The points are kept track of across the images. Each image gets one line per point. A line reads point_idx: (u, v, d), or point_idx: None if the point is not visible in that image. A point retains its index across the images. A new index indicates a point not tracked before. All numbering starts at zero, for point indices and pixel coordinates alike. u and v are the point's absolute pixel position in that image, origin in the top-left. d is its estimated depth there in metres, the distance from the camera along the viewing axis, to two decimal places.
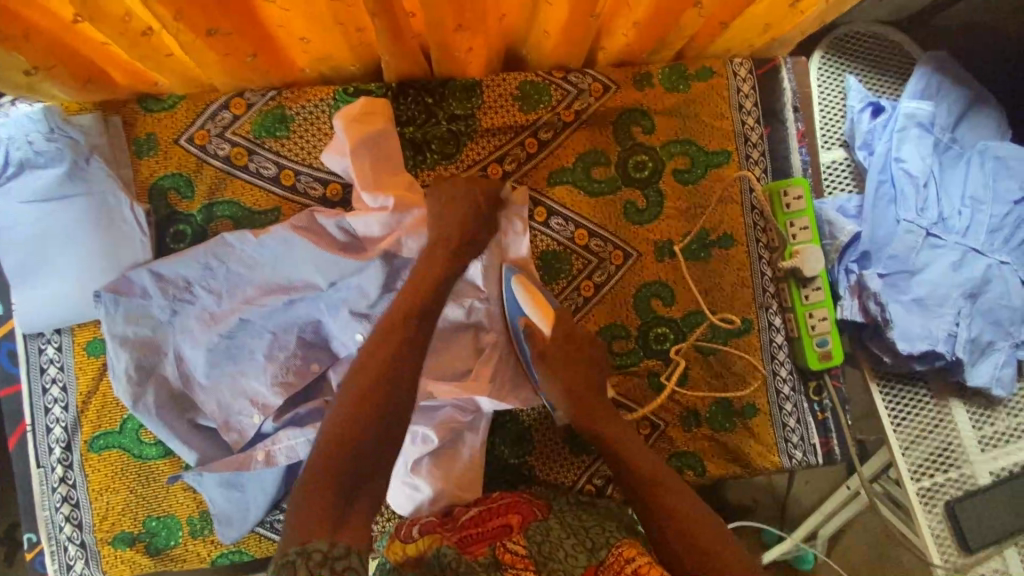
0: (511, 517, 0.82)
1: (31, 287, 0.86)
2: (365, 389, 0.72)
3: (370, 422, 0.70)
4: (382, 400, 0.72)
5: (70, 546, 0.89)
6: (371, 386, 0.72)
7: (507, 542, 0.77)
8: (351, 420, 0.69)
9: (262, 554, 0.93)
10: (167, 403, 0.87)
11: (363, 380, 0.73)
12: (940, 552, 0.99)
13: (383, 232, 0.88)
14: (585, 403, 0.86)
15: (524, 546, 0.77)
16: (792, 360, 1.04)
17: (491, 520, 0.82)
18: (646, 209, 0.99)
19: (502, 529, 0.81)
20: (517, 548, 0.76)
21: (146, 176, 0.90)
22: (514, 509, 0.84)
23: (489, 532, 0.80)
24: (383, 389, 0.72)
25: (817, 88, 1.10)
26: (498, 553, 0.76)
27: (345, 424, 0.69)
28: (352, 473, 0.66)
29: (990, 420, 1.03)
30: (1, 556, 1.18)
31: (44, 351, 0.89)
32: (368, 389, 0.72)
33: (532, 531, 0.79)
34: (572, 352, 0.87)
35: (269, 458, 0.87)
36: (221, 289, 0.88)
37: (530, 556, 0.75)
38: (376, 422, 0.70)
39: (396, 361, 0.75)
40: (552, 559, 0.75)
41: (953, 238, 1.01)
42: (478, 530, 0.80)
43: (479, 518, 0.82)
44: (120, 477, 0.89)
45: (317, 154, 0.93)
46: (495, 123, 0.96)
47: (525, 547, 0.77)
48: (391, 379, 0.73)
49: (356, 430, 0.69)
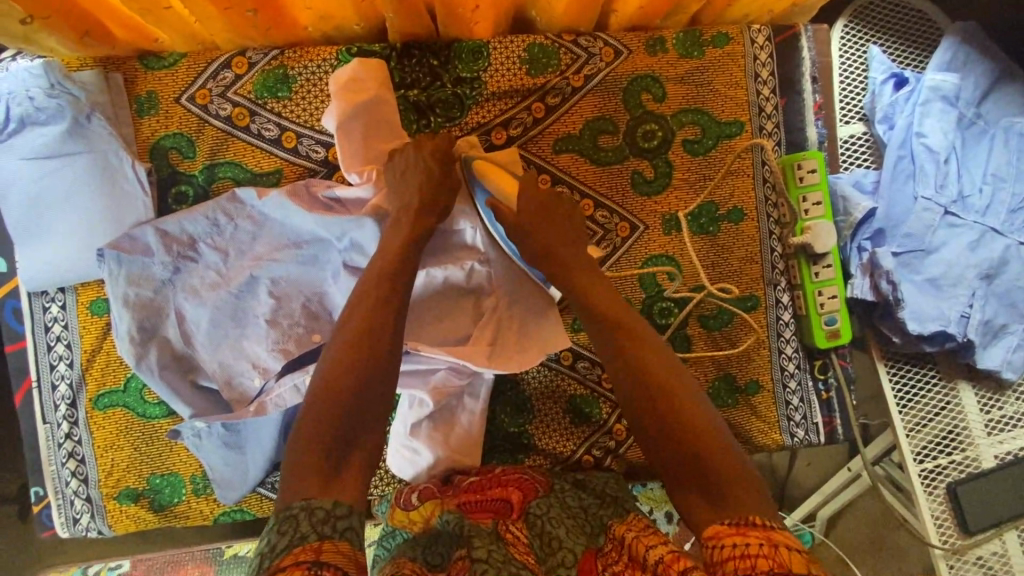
0: (512, 493, 0.83)
1: (35, 246, 0.87)
2: (349, 348, 0.71)
3: (354, 378, 0.69)
4: (364, 362, 0.70)
5: (76, 500, 0.91)
6: (351, 353, 0.71)
7: (509, 523, 0.77)
8: (330, 386, 0.68)
9: (263, 514, 0.95)
10: (170, 365, 0.87)
11: (344, 345, 0.71)
12: (939, 533, 0.99)
13: (369, 194, 0.88)
14: (627, 328, 0.77)
15: (526, 535, 0.75)
16: (799, 338, 1.02)
17: (489, 491, 0.83)
18: (655, 179, 0.97)
19: (502, 504, 0.81)
20: (519, 531, 0.75)
21: (147, 136, 0.89)
22: (517, 486, 0.84)
23: (491, 505, 0.81)
24: (366, 354, 0.71)
25: (838, 57, 1.05)
26: (500, 528, 0.75)
27: (328, 392, 0.68)
28: (342, 429, 0.66)
29: (999, 404, 1.01)
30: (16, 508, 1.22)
31: (48, 310, 0.90)
32: (350, 350, 0.71)
33: (532, 510, 0.79)
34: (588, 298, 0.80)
35: (261, 407, 0.86)
36: (227, 246, 0.88)
37: (531, 551, 0.73)
38: (364, 380, 0.69)
39: (380, 313, 0.74)
40: (553, 556, 0.72)
41: (972, 216, 0.97)
42: (479, 500, 0.82)
43: (479, 486, 0.84)
44: (125, 435, 0.90)
45: (319, 116, 0.91)
46: (501, 87, 0.93)
47: (527, 535, 0.76)
48: (372, 337, 0.72)
49: (343, 389, 0.68)
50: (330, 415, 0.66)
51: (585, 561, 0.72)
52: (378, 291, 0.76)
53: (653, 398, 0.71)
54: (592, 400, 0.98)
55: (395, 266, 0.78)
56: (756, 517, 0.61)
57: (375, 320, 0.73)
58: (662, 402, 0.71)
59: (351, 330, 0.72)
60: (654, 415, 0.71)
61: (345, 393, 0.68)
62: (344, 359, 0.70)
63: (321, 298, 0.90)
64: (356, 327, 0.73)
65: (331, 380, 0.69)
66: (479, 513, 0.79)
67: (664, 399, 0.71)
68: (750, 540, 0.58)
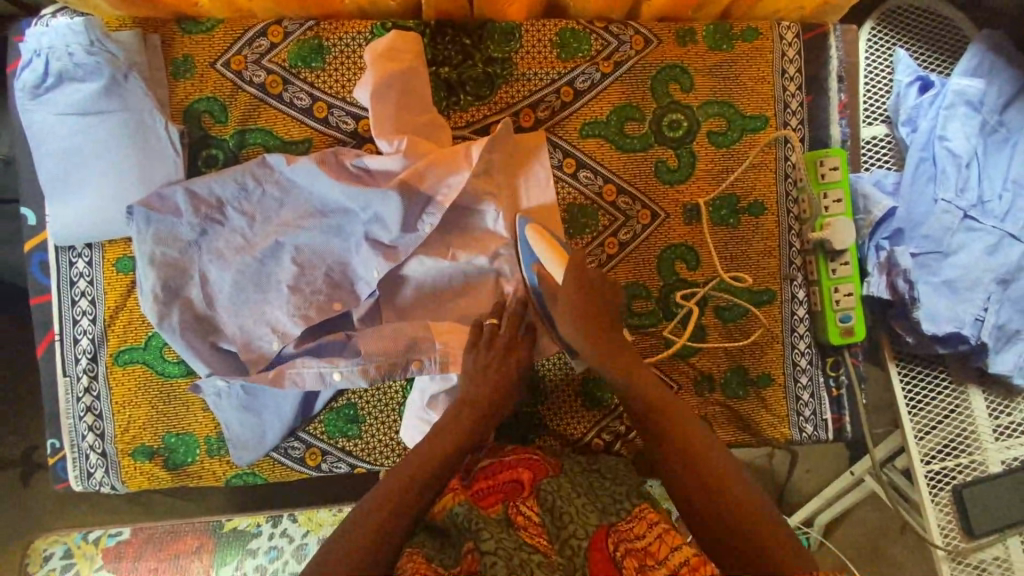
0: (522, 473, 0.81)
1: (64, 200, 0.88)
2: (435, 441, 0.79)
3: (431, 470, 0.76)
4: (442, 458, 0.77)
5: (91, 454, 0.92)
6: (385, 516, 0.71)
7: (520, 504, 0.76)
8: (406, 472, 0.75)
9: (274, 478, 0.96)
10: (190, 324, 0.88)
11: (434, 436, 0.80)
12: (942, 535, 1.00)
13: (395, 168, 0.87)
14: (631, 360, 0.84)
15: (538, 513, 0.75)
16: (813, 334, 1.02)
17: (501, 474, 0.81)
18: (678, 169, 0.98)
19: (515, 485, 0.79)
20: (530, 512, 0.75)
21: (181, 98, 0.91)
22: (526, 466, 0.82)
23: (503, 488, 0.78)
24: (445, 450, 0.78)
25: (864, 60, 1.06)
26: (510, 513, 0.74)
27: (402, 477, 0.75)
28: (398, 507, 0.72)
29: (1008, 410, 1.01)
30: (21, 473, 1.27)
31: (75, 265, 0.91)
32: (435, 443, 0.79)
33: (543, 487, 0.78)
34: (597, 305, 0.84)
35: (279, 376, 0.87)
36: (254, 211, 0.89)
37: (544, 526, 0.73)
38: (434, 472, 0.76)
39: (463, 418, 0.82)
40: (565, 530, 0.72)
41: (991, 222, 0.98)
42: (490, 485, 0.78)
43: (489, 471, 0.81)
44: (143, 392, 0.91)
45: (351, 87, 0.92)
46: (531, 69, 0.95)
47: (538, 514, 0.75)
48: (450, 438, 0.79)
49: (415, 476, 0.75)
50: (393, 495, 0.73)
51: (596, 539, 0.71)
52: (428, 465, 0.77)
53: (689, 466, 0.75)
54: (604, 383, 0.99)
55: (463, 431, 0.81)
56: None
57: (420, 488, 0.74)
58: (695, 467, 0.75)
59: (447, 424, 0.81)
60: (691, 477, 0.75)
61: (402, 504, 0.73)
62: (380, 514, 0.71)
63: (343, 268, 0.91)
64: (453, 422, 0.81)
65: (381, 503, 0.72)
66: (489, 497, 0.77)
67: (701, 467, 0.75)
68: None
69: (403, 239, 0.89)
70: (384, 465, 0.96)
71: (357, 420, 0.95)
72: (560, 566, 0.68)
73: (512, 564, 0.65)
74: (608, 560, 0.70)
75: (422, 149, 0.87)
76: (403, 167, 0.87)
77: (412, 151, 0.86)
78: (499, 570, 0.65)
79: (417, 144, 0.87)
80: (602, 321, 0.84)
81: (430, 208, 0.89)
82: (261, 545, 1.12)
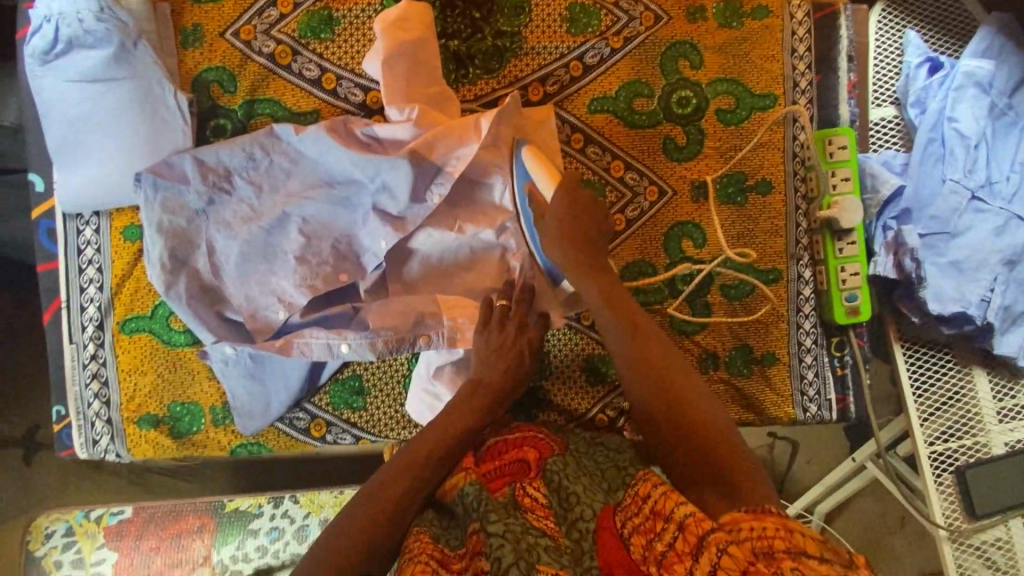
0: (528, 453, 0.80)
1: (73, 167, 0.88)
2: (444, 424, 0.79)
3: (440, 451, 0.76)
4: (452, 441, 0.78)
5: (97, 422, 0.93)
6: (388, 500, 0.71)
7: (526, 485, 0.73)
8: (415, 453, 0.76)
9: (279, 449, 0.96)
10: (197, 294, 0.88)
11: (444, 419, 0.80)
12: (944, 514, 1.01)
13: (406, 138, 0.88)
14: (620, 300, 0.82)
15: (544, 494, 0.72)
16: (818, 313, 1.02)
17: (507, 454, 0.80)
18: (686, 146, 0.98)
19: (520, 465, 0.78)
20: (537, 493, 0.72)
21: (191, 68, 0.91)
22: (530, 445, 0.81)
23: (509, 469, 0.78)
24: (454, 433, 0.78)
25: (873, 42, 1.05)
26: (517, 495, 0.71)
27: (411, 456, 0.75)
28: (405, 485, 0.72)
29: (1012, 393, 1.01)
30: (23, 453, 1.27)
31: (82, 233, 0.91)
32: (445, 426, 0.79)
33: (549, 466, 0.75)
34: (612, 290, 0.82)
35: (288, 346, 0.87)
36: (262, 181, 0.89)
37: (550, 506, 0.70)
38: (444, 453, 0.76)
39: (472, 401, 0.82)
40: (572, 511, 0.68)
41: (999, 203, 0.98)
42: (496, 467, 0.78)
43: (495, 453, 0.81)
44: (149, 361, 0.91)
45: (360, 59, 0.92)
46: (540, 43, 0.95)
47: (546, 495, 0.72)
48: (459, 420, 0.80)
49: (424, 457, 0.75)
50: (401, 473, 0.74)
51: (603, 517, 0.67)
52: (435, 452, 0.76)
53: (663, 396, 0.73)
54: (609, 359, 0.99)
55: (472, 414, 0.81)
56: (771, 506, 0.59)
57: (427, 469, 0.75)
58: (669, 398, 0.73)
59: (458, 405, 0.82)
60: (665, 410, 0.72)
61: (410, 482, 0.73)
62: (384, 497, 0.71)
63: (350, 240, 0.90)
64: (463, 403, 0.82)
65: (390, 480, 0.73)
66: (497, 480, 0.76)
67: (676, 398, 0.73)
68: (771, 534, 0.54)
69: (411, 210, 0.88)
70: (389, 437, 0.96)
71: (362, 392, 0.95)
72: (567, 550, 0.64)
73: (519, 549, 0.61)
74: (616, 537, 0.64)
75: (432, 119, 0.88)
76: (414, 137, 0.87)
77: (422, 120, 0.87)
78: (505, 552, 0.61)
79: (427, 114, 0.87)
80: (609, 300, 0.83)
81: (439, 178, 0.88)
82: (263, 525, 1.13)
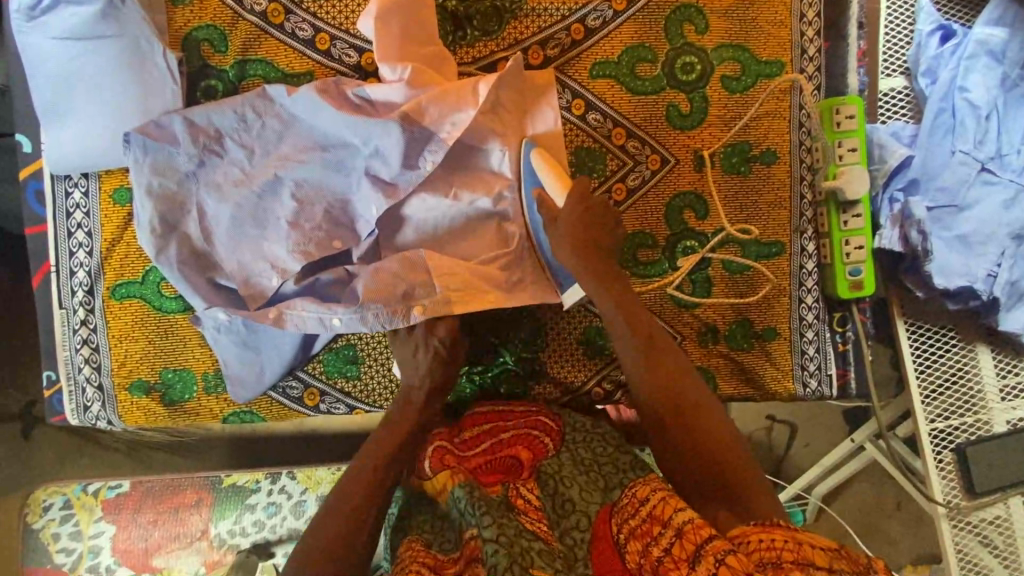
0: (521, 452, 0.78)
1: (59, 127, 0.86)
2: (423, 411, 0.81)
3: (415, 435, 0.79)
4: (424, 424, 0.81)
5: (88, 388, 0.92)
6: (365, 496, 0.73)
7: (520, 487, 0.73)
8: (394, 439, 0.78)
9: (272, 417, 0.96)
10: (189, 259, 0.86)
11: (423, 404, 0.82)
12: (944, 492, 1.00)
13: (400, 100, 0.86)
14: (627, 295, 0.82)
15: (539, 498, 0.72)
16: (821, 288, 1.00)
17: (498, 451, 0.78)
18: (690, 114, 0.95)
19: (512, 463, 0.77)
20: (531, 496, 0.72)
21: (180, 26, 0.88)
22: (523, 441, 0.79)
23: (501, 465, 0.77)
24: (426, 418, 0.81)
25: (885, 7, 1.01)
26: (510, 496, 0.72)
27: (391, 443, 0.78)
28: (387, 473, 0.75)
29: (1015, 369, 1.00)
30: (21, 427, 1.27)
31: (71, 196, 0.90)
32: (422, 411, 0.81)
33: (544, 469, 0.75)
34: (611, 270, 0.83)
35: (279, 316, 0.84)
36: (254, 144, 0.87)
37: (544, 512, 0.70)
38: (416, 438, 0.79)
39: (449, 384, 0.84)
40: (566, 519, 0.69)
41: (1008, 175, 0.96)
42: (487, 462, 0.77)
43: (489, 448, 0.79)
44: (140, 326, 0.90)
45: (354, 19, 0.89)
46: (540, 4, 0.92)
47: (540, 498, 0.72)
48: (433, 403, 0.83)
49: (402, 442, 0.78)
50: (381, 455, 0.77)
51: (598, 525, 0.67)
52: (407, 438, 0.79)
53: (681, 409, 0.74)
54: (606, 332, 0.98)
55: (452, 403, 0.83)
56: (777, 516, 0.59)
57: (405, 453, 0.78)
58: (688, 411, 0.74)
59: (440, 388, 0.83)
60: (679, 425, 0.73)
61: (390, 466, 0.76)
62: (363, 495, 0.73)
63: (344, 206, 0.88)
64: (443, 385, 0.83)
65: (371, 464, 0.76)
66: (489, 474, 0.76)
67: (690, 413, 0.74)
68: (775, 536, 0.54)
69: (403, 176, 0.86)
70: (383, 406, 0.95)
71: (357, 361, 0.94)
72: (560, 554, 0.64)
73: (513, 553, 0.60)
74: (612, 545, 0.63)
75: (427, 82, 0.85)
76: (408, 99, 0.85)
77: (414, 82, 0.84)
78: (501, 558, 0.59)
79: (420, 75, 0.85)
80: (616, 277, 0.83)
81: (432, 145, 0.85)
82: (261, 500, 1.12)
